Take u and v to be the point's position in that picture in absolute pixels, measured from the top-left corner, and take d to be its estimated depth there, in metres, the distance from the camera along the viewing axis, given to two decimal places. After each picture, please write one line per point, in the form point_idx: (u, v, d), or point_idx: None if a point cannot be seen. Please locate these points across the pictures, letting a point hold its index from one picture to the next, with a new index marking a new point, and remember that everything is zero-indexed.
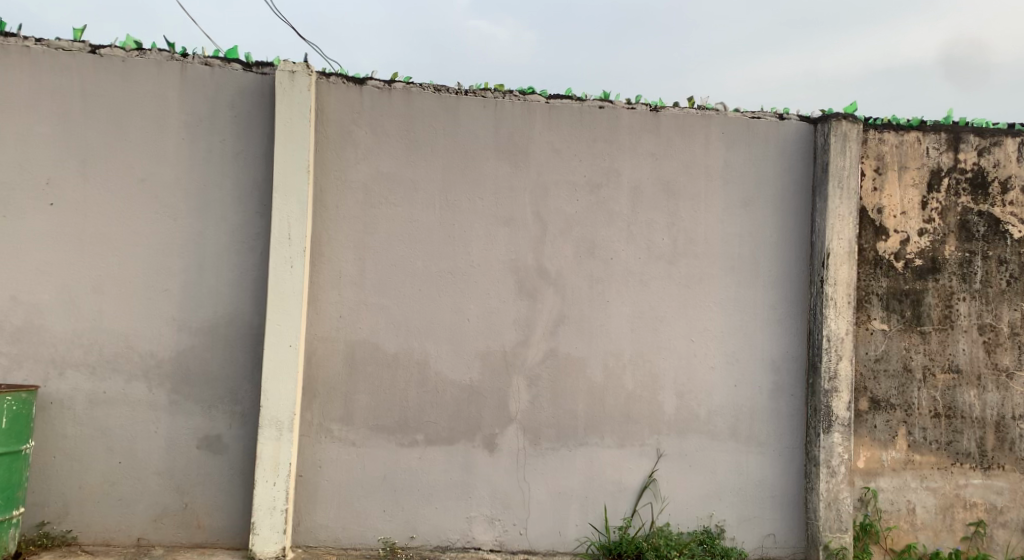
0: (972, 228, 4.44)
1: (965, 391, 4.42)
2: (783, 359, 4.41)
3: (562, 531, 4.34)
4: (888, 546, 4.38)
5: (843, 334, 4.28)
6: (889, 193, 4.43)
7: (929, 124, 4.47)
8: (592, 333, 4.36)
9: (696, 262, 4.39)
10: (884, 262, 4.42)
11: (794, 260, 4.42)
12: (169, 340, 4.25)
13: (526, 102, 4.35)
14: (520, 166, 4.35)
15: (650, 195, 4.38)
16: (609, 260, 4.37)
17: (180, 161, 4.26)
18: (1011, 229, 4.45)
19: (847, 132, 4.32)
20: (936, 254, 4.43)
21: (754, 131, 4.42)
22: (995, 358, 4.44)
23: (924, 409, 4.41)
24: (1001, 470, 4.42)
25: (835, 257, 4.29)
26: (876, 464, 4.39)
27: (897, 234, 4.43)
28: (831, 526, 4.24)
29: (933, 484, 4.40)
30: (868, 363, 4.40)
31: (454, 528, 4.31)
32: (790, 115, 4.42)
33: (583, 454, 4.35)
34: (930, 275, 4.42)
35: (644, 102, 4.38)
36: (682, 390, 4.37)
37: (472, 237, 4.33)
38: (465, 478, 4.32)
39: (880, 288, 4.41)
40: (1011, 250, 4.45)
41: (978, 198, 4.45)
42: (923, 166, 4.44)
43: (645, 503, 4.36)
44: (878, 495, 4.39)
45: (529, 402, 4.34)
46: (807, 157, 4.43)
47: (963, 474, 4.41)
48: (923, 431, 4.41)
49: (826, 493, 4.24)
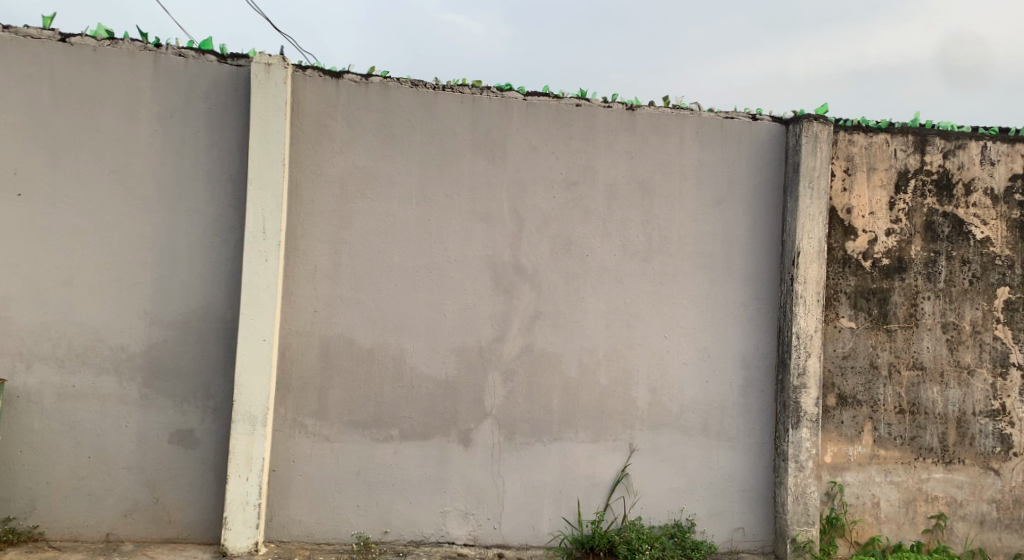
0: (937, 229, 4.55)
1: (928, 388, 4.54)
2: (753, 356, 4.48)
3: (535, 525, 4.38)
4: (853, 539, 4.48)
5: (812, 332, 4.37)
6: (857, 194, 4.53)
7: (897, 126, 4.56)
8: (567, 329, 4.40)
9: (670, 259, 4.45)
10: (852, 260, 4.51)
11: (765, 259, 4.50)
12: (140, 334, 4.20)
13: (503, 99, 4.37)
14: (498, 162, 4.36)
15: (625, 193, 4.43)
16: (585, 257, 4.41)
17: (152, 152, 4.21)
18: (974, 230, 4.56)
19: (817, 133, 4.39)
20: (902, 254, 4.53)
21: (728, 131, 4.48)
22: (958, 355, 4.55)
23: (889, 405, 4.52)
24: (962, 465, 4.54)
25: (805, 256, 4.37)
26: (842, 458, 4.49)
27: (865, 234, 4.52)
28: (798, 520, 4.32)
29: (897, 479, 4.51)
30: (836, 360, 4.50)
31: (428, 523, 4.33)
32: (763, 116, 4.49)
33: (557, 449, 4.39)
34: (896, 274, 4.53)
35: (621, 101, 4.42)
36: (654, 385, 4.43)
37: (448, 233, 4.34)
38: (439, 473, 4.34)
39: (848, 287, 4.51)
40: (974, 251, 4.56)
41: (943, 199, 4.56)
42: (890, 168, 4.54)
43: (618, 497, 4.42)
44: (844, 489, 4.49)
45: (504, 397, 4.36)
46: (779, 157, 4.51)
47: (925, 469, 4.53)
48: (888, 426, 4.52)
49: (794, 487, 4.33)
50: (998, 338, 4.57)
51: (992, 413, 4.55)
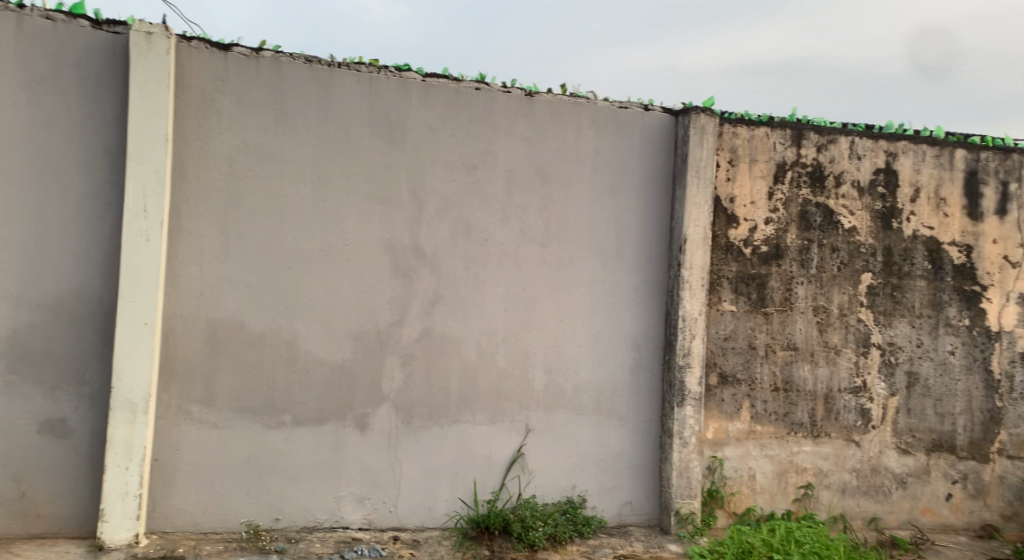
0: (810, 219, 4.86)
1: (800, 366, 4.86)
2: (642, 338, 4.66)
3: (431, 507, 4.40)
4: (731, 510, 4.76)
5: (697, 315, 4.58)
6: (740, 184, 4.77)
7: (777, 120, 4.83)
8: (465, 313, 4.42)
9: (567, 245, 4.54)
10: (734, 247, 4.76)
11: (655, 245, 4.67)
12: (5, 317, 3.91)
13: (401, 79, 4.31)
14: (396, 143, 4.31)
15: (524, 178, 4.47)
16: (484, 241, 4.43)
17: (16, 122, 3.90)
18: (842, 220, 4.90)
19: (704, 125, 4.58)
20: (779, 242, 4.81)
21: (622, 120, 4.60)
22: (826, 336, 4.89)
23: (765, 383, 4.81)
24: (828, 438, 4.90)
25: (692, 243, 4.56)
26: (723, 434, 4.76)
27: (747, 222, 4.77)
28: (681, 493, 4.54)
29: (771, 452, 4.82)
30: (718, 341, 4.75)
31: (321, 508, 4.27)
32: (654, 106, 4.64)
33: (454, 431, 4.42)
34: (773, 261, 4.81)
35: (519, 87, 4.45)
36: (550, 367, 4.53)
37: (344, 214, 4.26)
38: (334, 458, 4.28)
39: (730, 272, 4.75)
40: (842, 239, 4.90)
41: (816, 191, 4.87)
42: (770, 160, 4.81)
43: (514, 476, 4.50)
44: (724, 463, 4.76)
45: (401, 381, 4.35)
46: (669, 146, 4.67)
47: (796, 442, 4.85)
48: (764, 403, 4.81)
49: (678, 462, 4.54)
50: (861, 320, 4.93)
51: (854, 389, 4.93)
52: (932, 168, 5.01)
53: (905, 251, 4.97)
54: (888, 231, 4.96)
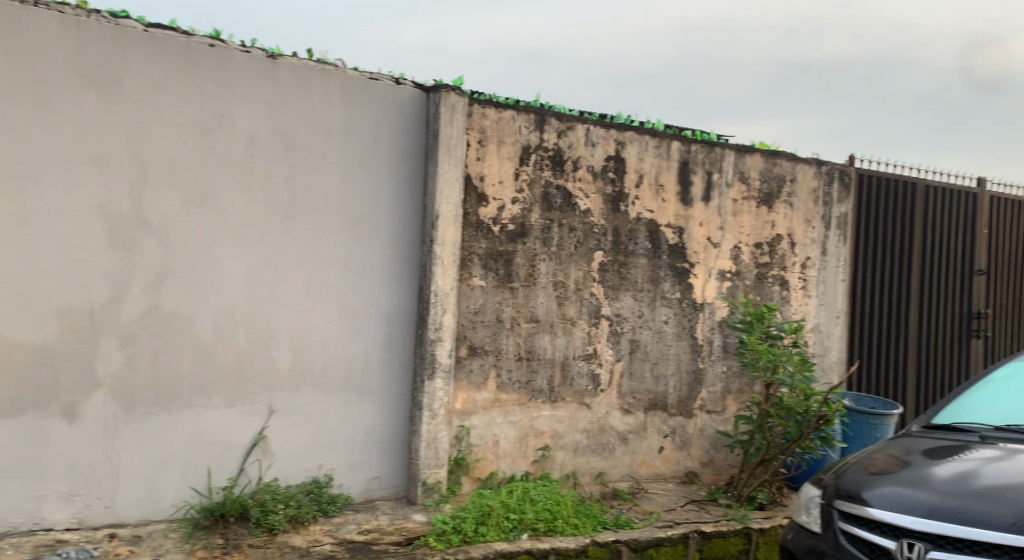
0: (551, 200, 5.15)
1: (542, 338, 5.16)
2: (394, 312, 4.64)
3: (157, 499, 4.06)
4: (475, 476, 4.94)
5: (448, 290, 4.65)
6: (489, 164, 4.93)
7: (522, 104, 5.04)
8: (200, 288, 4.10)
9: (314, 218, 4.37)
10: (482, 224, 4.93)
11: (407, 220, 4.65)
12: None
13: (117, 26, 3.87)
14: (112, 98, 3.87)
15: (266, 146, 4.23)
16: (221, 211, 4.13)
17: None
18: (580, 201, 5.25)
19: (454, 103, 4.63)
20: (524, 220, 5.06)
21: (372, 92, 4.51)
22: (565, 309, 5.24)
23: (510, 354, 5.05)
24: (564, 402, 5.25)
25: (443, 219, 4.61)
26: (470, 404, 4.92)
27: (495, 201, 4.96)
28: (429, 463, 4.61)
29: (514, 418, 5.07)
30: (468, 315, 4.91)
31: (17, 511, 3.79)
32: (405, 81, 4.61)
33: (186, 416, 4.10)
34: (519, 239, 5.05)
35: (260, 47, 4.19)
36: (295, 345, 4.35)
37: (46, 175, 3.77)
38: (35, 452, 3.80)
39: (480, 249, 4.92)
40: (580, 219, 5.25)
41: (557, 173, 5.15)
42: (516, 142, 5.01)
43: (254, 460, 4.28)
44: (470, 431, 4.92)
45: (121, 363, 3.94)
46: (420, 121, 4.66)
47: (536, 408, 5.15)
48: (508, 373, 5.05)
49: (426, 434, 4.59)
50: (593, 294, 5.33)
51: (586, 356, 5.32)
52: (654, 157, 5.52)
53: (631, 232, 5.45)
54: (617, 213, 5.39)
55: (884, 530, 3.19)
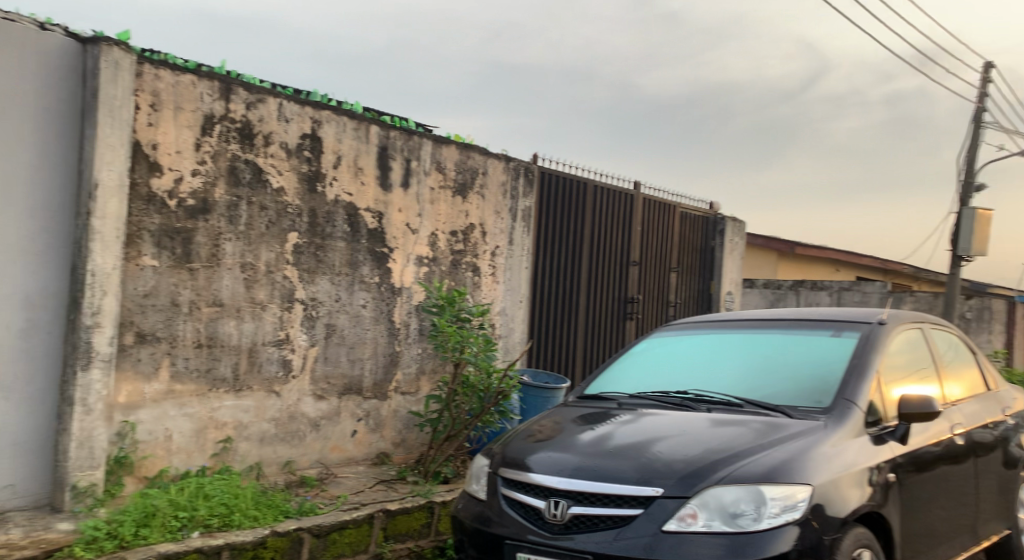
0: (239, 175, 4.84)
1: (225, 323, 4.82)
2: (38, 295, 4.04)
3: None
4: (141, 475, 4.45)
5: (109, 269, 4.12)
6: (163, 131, 4.49)
7: (204, 70, 4.67)
8: None
9: None
10: (157, 198, 4.48)
11: (56, 188, 4.09)
12: None
13: None
14: None
15: None
16: None
17: None
18: (271, 179, 5.00)
19: (118, 59, 4.14)
20: (206, 196, 4.69)
21: (6, 33, 3.95)
22: (253, 292, 4.94)
23: (187, 340, 4.65)
24: (250, 391, 4.95)
25: (104, 189, 4.08)
26: (137, 397, 4.43)
27: (170, 172, 4.52)
28: (81, 465, 4.05)
29: (190, 410, 4.66)
30: (136, 298, 4.42)
31: None
32: (54, 26, 4.08)
33: None
34: (199, 216, 4.66)
35: None
36: None
37: None
38: None
39: (152, 225, 4.46)
40: (271, 198, 5.00)
41: (245, 147, 4.86)
42: (196, 110, 4.63)
43: None
44: (136, 427, 4.42)
45: None
46: (74, 75, 4.14)
47: (217, 398, 4.79)
48: (185, 361, 4.64)
49: (78, 433, 4.03)
50: (286, 277, 5.10)
51: (277, 342, 5.08)
52: (352, 140, 5.44)
53: (327, 214, 5.30)
54: (312, 193, 5.21)
55: (536, 491, 3.48)
